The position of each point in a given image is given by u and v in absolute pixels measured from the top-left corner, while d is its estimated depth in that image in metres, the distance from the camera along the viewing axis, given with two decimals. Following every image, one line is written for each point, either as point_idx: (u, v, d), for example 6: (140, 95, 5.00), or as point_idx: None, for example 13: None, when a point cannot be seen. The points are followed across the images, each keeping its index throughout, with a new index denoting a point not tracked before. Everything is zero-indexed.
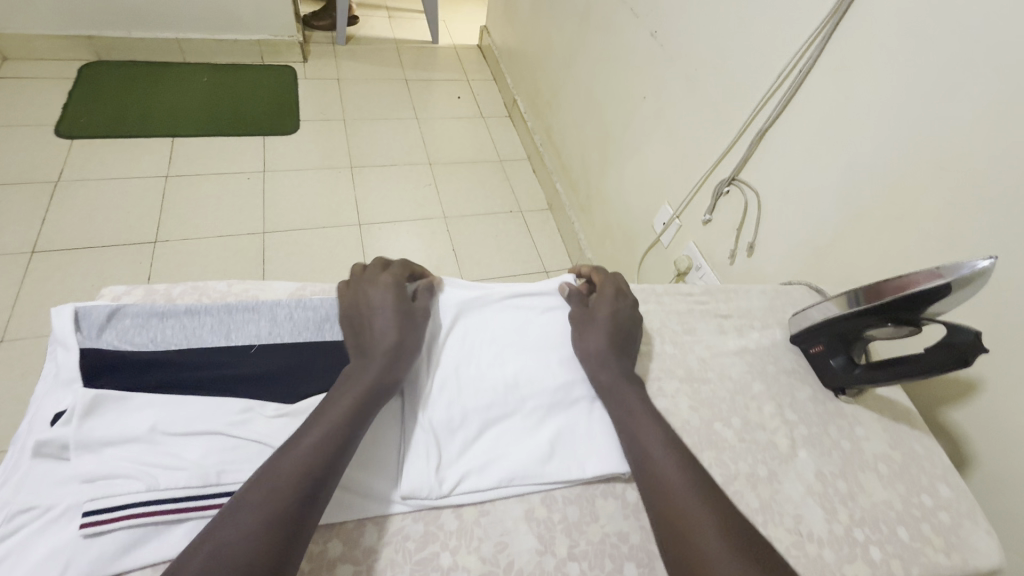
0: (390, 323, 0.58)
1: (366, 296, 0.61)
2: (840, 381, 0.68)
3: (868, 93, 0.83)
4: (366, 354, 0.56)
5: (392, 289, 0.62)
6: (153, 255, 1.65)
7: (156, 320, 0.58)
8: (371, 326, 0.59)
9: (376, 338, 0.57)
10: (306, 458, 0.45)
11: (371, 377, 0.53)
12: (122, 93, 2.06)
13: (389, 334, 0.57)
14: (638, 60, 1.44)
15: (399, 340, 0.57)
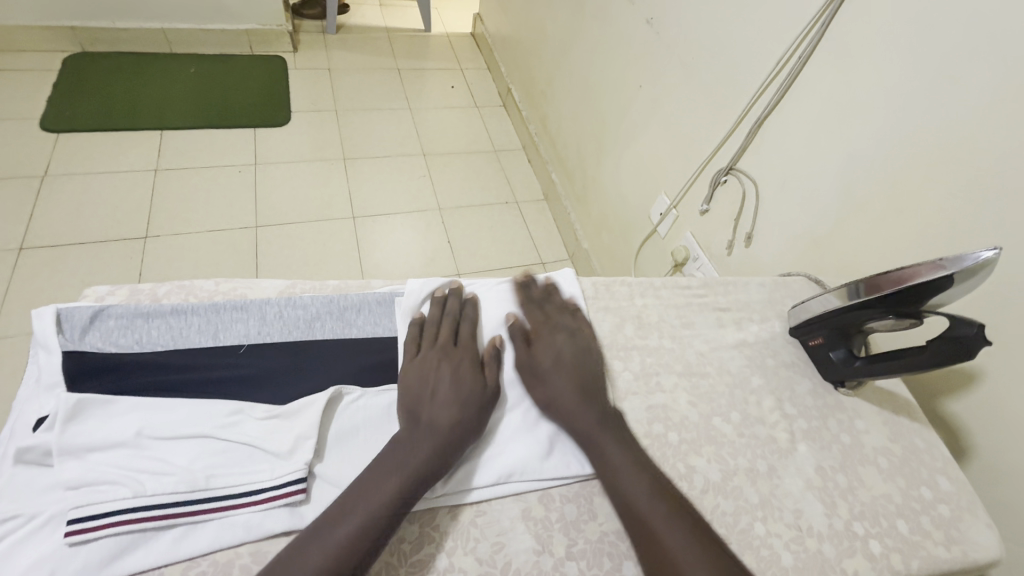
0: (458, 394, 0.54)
1: (431, 364, 0.56)
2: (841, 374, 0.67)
3: (867, 81, 0.81)
4: (430, 415, 0.52)
5: (463, 356, 0.58)
6: (144, 251, 1.63)
7: (141, 321, 0.56)
8: (432, 387, 0.54)
9: (439, 408, 0.53)
10: (349, 538, 0.43)
11: (427, 448, 0.50)
12: (108, 85, 2.02)
13: (455, 406, 0.53)
14: (634, 48, 1.41)
15: (458, 403, 0.53)
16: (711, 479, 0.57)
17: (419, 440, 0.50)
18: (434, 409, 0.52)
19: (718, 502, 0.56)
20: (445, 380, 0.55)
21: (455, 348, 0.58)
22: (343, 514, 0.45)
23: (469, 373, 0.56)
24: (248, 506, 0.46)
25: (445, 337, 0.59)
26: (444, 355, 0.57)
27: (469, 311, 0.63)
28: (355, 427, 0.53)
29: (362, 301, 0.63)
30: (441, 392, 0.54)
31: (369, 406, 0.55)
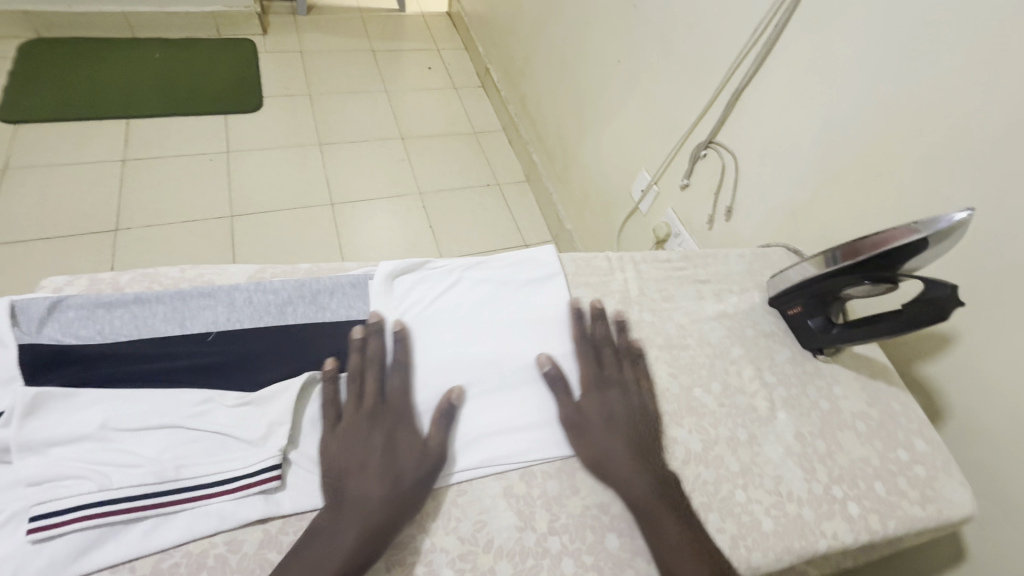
0: (389, 467, 0.47)
1: (358, 426, 0.49)
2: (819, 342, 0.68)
3: (844, 48, 0.81)
4: (357, 494, 0.46)
5: (392, 417, 0.51)
6: (115, 244, 1.59)
7: (103, 311, 0.54)
8: (361, 456, 0.48)
9: (365, 481, 0.46)
10: None
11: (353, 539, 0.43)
12: (68, 73, 1.93)
13: (383, 478, 0.47)
14: (611, 21, 1.38)
15: (394, 475, 0.47)
16: (693, 450, 0.58)
17: (345, 525, 0.44)
18: (361, 486, 0.46)
19: (700, 471, 0.56)
20: (373, 449, 0.48)
21: (381, 407, 0.51)
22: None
23: (403, 438, 0.50)
24: (222, 495, 0.45)
25: (370, 394, 0.52)
26: (370, 417, 0.50)
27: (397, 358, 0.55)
28: (330, 411, 0.52)
29: (335, 283, 0.61)
30: (370, 463, 0.47)
31: (346, 390, 0.54)
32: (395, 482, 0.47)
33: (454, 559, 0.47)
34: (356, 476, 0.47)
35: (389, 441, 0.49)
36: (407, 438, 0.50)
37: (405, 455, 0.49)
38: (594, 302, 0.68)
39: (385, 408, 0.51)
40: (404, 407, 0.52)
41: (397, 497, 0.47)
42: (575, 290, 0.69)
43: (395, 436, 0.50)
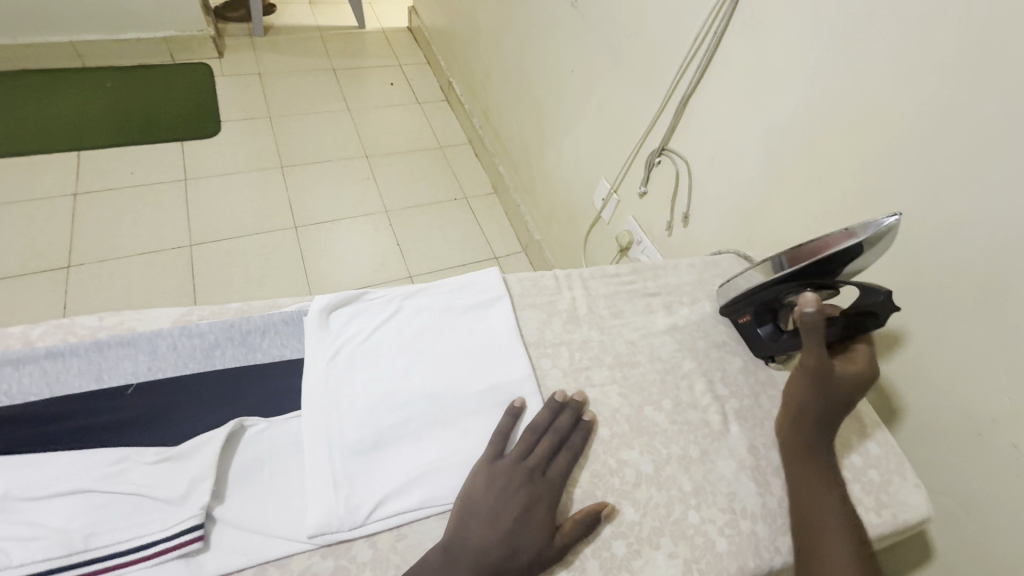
0: (513, 541, 0.46)
1: (508, 484, 0.50)
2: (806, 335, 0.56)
3: (781, 52, 0.81)
4: (475, 548, 0.45)
5: (547, 490, 0.51)
6: (68, 282, 1.53)
7: (11, 370, 0.51)
8: (495, 511, 0.48)
9: (485, 538, 0.46)
10: None
11: None
12: (13, 106, 1.87)
13: (504, 543, 0.46)
14: (562, 32, 1.39)
15: (508, 542, 0.46)
16: (644, 471, 0.56)
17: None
18: (482, 540, 0.46)
19: (651, 494, 0.55)
20: (504, 516, 0.47)
21: (541, 478, 0.51)
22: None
23: (539, 512, 0.49)
24: (138, 563, 0.42)
25: (538, 464, 0.52)
26: (527, 487, 0.50)
27: (573, 433, 0.56)
28: (258, 460, 0.49)
29: (266, 322, 0.59)
30: (494, 521, 0.47)
31: (276, 436, 0.51)
32: (513, 553, 0.46)
33: None
34: (474, 526, 0.47)
35: (530, 510, 0.48)
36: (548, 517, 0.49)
37: (538, 537, 0.47)
38: (542, 323, 0.67)
39: (546, 480, 0.52)
40: (561, 485, 0.52)
41: (508, 570, 0.45)
42: (522, 312, 0.67)
43: (540, 507, 0.49)
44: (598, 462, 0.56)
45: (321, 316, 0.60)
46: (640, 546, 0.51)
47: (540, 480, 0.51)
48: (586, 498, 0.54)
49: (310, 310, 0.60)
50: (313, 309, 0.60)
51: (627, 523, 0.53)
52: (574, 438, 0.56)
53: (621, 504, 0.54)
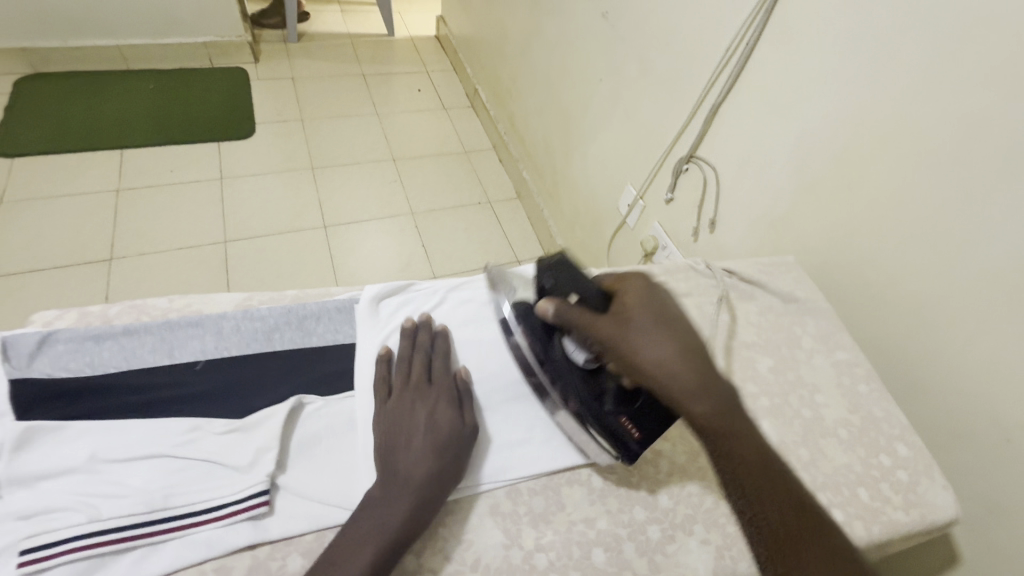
0: (434, 442, 0.51)
1: (403, 408, 0.53)
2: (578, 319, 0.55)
3: (812, 63, 0.83)
4: (406, 461, 0.49)
5: (438, 394, 0.55)
6: (110, 274, 1.60)
7: (92, 344, 0.55)
8: (408, 433, 0.51)
9: (410, 456, 0.50)
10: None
11: (405, 501, 0.47)
12: (62, 106, 1.97)
13: (428, 451, 0.50)
14: (592, 42, 1.42)
15: (431, 447, 0.50)
16: (677, 462, 0.58)
17: (400, 486, 0.48)
18: (406, 462, 0.49)
19: (684, 483, 0.57)
20: (416, 427, 0.52)
21: (429, 387, 0.56)
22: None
23: (443, 415, 0.53)
24: (211, 522, 0.46)
25: (419, 375, 0.56)
26: (419, 398, 0.54)
27: (442, 343, 0.60)
28: (316, 436, 0.53)
29: (321, 309, 0.63)
30: (410, 445, 0.50)
31: (332, 414, 0.55)
32: (440, 452, 0.50)
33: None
34: (400, 448, 0.50)
35: (432, 415, 0.53)
36: (452, 414, 0.54)
37: (450, 428, 0.52)
38: None
39: (433, 385, 0.56)
40: (448, 385, 0.57)
41: (441, 468, 0.50)
42: None
43: (439, 410, 0.54)
44: None
45: (374, 304, 0.64)
46: (674, 532, 0.53)
47: (424, 390, 0.55)
48: (622, 485, 0.56)
49: (364, 298, 0.64)
50: (365, 297, 0.64)
51: (661, 509, 0.55)
52: (444, 345, 0.60)
53: (655, 491, 0.56)
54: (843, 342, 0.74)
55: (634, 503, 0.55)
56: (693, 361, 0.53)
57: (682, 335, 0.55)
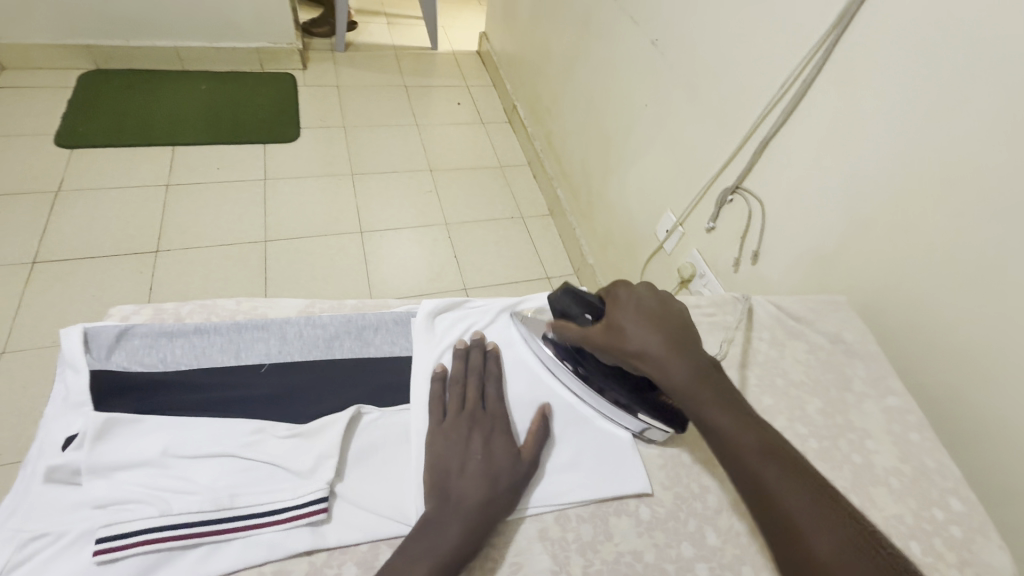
0: (489, 470, 0.51)
1: (457, 432, 0.53)
2: (579, 335, 0.61)
3: (873, 104, 0.83)
4: (457, 485, 0.50)
5: (492, 423, 0.55)
6: (155, 265, 1.64)
7: (165, 340, 0.58)
8: (461, 456, 0.52)
9: (465, 483, 0.50)
10: None
11: (456, 526, 0.47)
12: (120, 101, 2.06)
13: (483, 479, 0.50)
14: (638, 68, 1.44)
15: (486, 474, 0.51)
16: (725, 499, 0.58)
17: (453, 511, 0.48)
18: (461, 485, 0.49)
19: (733, 522, 0.56)
20: (472, 454, 0.52)
21: (482, 414, 0.56)
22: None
23: (499, 445, 0.54)
24: (272, 525, 0.47)
25: (474, 401, 0.57)
26: (473, 424, 0.54)
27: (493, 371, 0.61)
28: (374, 446, 0.54)
29: (379, 320, 0.65)
30: (465, 469, 0.51)
31: (387, 425, 0.56)
32: (494, 482, 0.50)
33: None
34: (453, 473, 0.51)
35: (487, 444, 0.53)
36: (506, 445, 0.54)
37: (505, 459, 0.53)
38: None
39: (486, 413, 0.56)
40: (502, 416, 0.57)
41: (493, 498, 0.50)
42: None
43: (493, 439, 0.54)
44: (681, 485, 0.58)
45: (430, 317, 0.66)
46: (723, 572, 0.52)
47: (478, 417, 0.55)
48: (670, 518, 0.56)
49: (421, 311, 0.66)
50: (422, 310, 0.66)
51: (710, 547, 0.54)
52: (494, 372, 0.61)
53: (703, 527, 0.55)
54: (894, 387, 0.73)
55: (681, 538, 0.54)
56: (671, 344, 0.57)
57: (667, 325, 0.58)
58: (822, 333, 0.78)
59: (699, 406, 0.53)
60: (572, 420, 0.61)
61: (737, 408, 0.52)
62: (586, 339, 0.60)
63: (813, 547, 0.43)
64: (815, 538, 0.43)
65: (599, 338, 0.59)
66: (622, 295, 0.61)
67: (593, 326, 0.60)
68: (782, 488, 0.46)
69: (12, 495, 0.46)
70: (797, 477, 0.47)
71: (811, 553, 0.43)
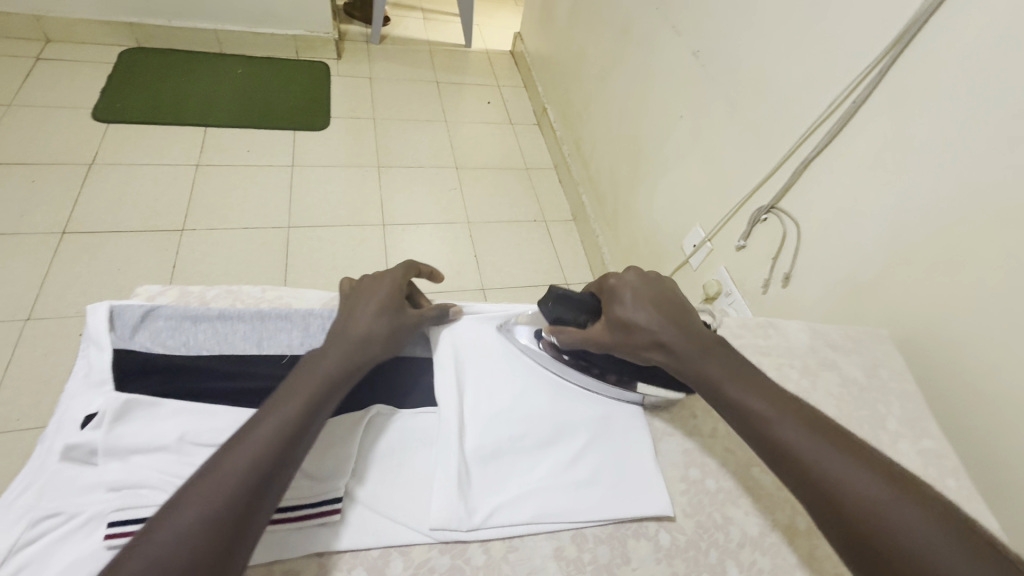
0: (317, 381, 0.49)
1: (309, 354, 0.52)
2: (579, 338, 0.60)
3: (927, 130, 0.79)
4: (284, 395, 0.47)
5: (342, 342, 0.53)
6: (180, 244, 1.66)
7: (189, 324, 0.57)
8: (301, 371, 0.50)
9: (289, 394, 0.47)
10: (197, 516, 0.38)
11: (269, 431, 0.43)
12: (158, 80, 2.09)
13: (308, 390, 0.47)
14: (677, 79, 1.41)
15: (317, 386, 0.48)
16: (749, 533, 0.55)
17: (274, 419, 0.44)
18: (285, 396, 0.47)
19: (756, 558, 0.53)
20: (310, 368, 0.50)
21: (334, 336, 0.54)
22: (170, 511, 0.38)
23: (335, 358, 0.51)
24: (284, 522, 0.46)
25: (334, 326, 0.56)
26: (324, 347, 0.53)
27: (369, 289, 0.60)
28: (391, 450, 0.54)
29: None
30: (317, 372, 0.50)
31: (406, 427, 0.56)
32: (324, 392, 0.48)
33: None
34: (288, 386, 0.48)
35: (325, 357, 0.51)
36: (345, 358, 0.52)
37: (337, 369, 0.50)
38: None
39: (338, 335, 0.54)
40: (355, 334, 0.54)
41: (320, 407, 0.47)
42: None
43: (336, 353, 0.52)
44: (702, 514, 0.56)
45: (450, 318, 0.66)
46: None
47: (332, 338, 0.54)
48: (690, 548, 0.53)
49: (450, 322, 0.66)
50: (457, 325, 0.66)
51: None
52: (370, 288, 0.60)
53: (724, 561, 0.52)
54: (931, 428, 0.69)
55: (701, 570, 0.51)
56: (670, 322, 0.57)
57: (667, 302, 0.60)
58: (857, 364, 0.75)
59: (701, 373, 0.55)
60: (596, 436, 0.59)
61: (737, 370, 0.54)
62: (589, 341, 0.60)
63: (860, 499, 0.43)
64: (865, 506, 0.43)
65: (607, 338, 0.59)
66: (616, 285, 0.61)
67: (595, 326, 0.60)
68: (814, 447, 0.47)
69: (27, 470, 0.46)
70: (842, 450, 0.47)
71: (862, 507, 0.43)
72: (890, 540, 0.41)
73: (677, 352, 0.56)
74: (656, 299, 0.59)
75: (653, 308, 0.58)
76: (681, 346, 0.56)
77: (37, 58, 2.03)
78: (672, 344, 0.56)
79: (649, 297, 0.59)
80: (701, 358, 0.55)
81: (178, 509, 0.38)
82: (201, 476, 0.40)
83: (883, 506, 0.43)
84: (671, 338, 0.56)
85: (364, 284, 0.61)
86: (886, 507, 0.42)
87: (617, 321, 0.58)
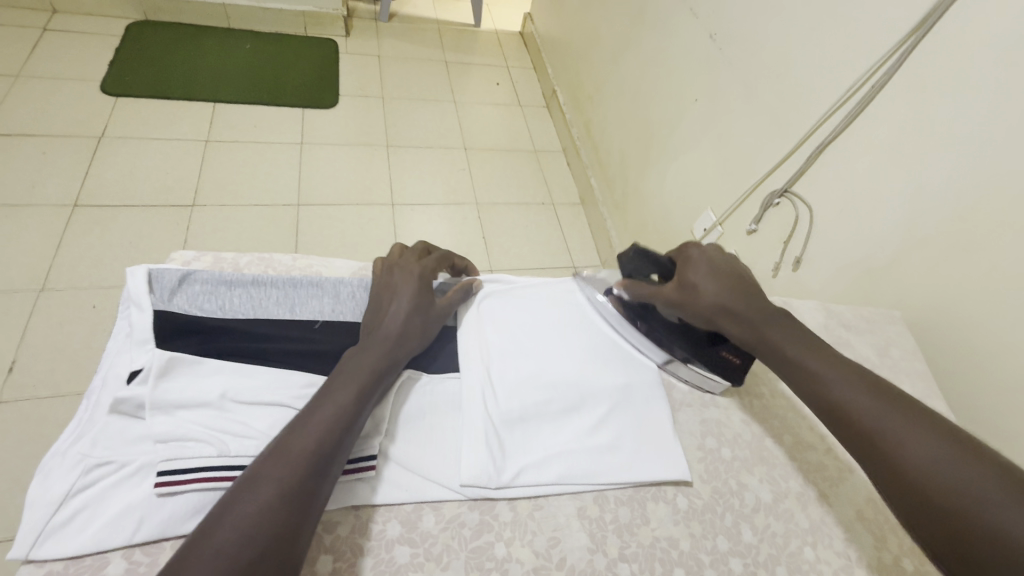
0: (359, 373, 0.50)
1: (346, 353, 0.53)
2: (647, 293, 0.64)
3: (945, 116, 0.80)
4: (334, 384, 0.48)
5: (378, 340, 0.54)
6: (190, 219, 1.66)
7: (225, 289, 0.60)
8: (342, 365, 0.51)
9: (342, 383, 0.49)
10: (273, 492, 0.41)
11: (325, 417, 0.46)
12: (166, 54, 2.07)
13: (356, 379, 0.49)
14: (693, 61, 1.41)
15: (362, 380, 0.49)
16: (763, 499, 0.57)
17: (326, 406, 0.46)
18: (337, 384, 0.48)
19: (769, 522, 0.55)
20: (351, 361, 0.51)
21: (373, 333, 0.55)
22: (247, 487, 0.41)
23: (375, 352, 0.53)
24: None
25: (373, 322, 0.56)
26: (362, 342, 0.54)
27: (400, 283, 0.60)
28: (420, 412, 0.56)
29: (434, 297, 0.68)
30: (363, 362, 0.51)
31: (434, 392, 0.57)
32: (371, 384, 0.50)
33: (529, 572, 0.47)
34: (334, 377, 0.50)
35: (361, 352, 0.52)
36: (382, 354, 0.53)
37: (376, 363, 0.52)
38: None
39: (374, 332, 0.55)
40: (391, 331, 0.55)
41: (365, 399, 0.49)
42: None
43: (373, 349, 0.53)
44: (718, 480, 0.58)
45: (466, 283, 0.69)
46: (757, 569, 0.52)
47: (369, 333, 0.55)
48: (706, 511, 0.55)
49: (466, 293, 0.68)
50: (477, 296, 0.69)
51: (744, 543, 0.53)
52: (398, 284, 0.60)
53: (739, 524, 0.55)
54: (940, 406, 0.71)
55: (717, 532, 0.54)
56: (739, 292, 0.59)
57: (738, 278, 0.60)
58: (867, 344, 0.77)
59: (776, 345, 0.56)
60: (618, 404, 0.61)
61: (805, 340, 0.56)
62: (658, 297, 0.63)
63: (881, 437, 0.46)
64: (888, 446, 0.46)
65: (673, 295, 0.62)
66: (694, 255, 0.63)
67: (666, 284, 0.63)
68: (870, 406, 0.48)
69: (78, 423, 0.48)
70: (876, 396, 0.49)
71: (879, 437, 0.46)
72: (907, 466, 0.44)
73: (749, 322, 0.57)
74: (732, 272, 0.61)
75: (726, 279, 0.60)
76: (749, 314, 0.58)
77: (43, 29, 2.01)
78: (744, 316, 0.58)
79: (723, 272, 0.60)
80: (772, 329, 0.56)
81: (255, 485, 0.41)
82: (268, 462, 0.42)
83: (902, 446, 0.45)
84: (739, 306, 0.58)
85: (388, 277, 0.61)
86: (917, 449, 0.44)
87: (694, 281, 0.60)
